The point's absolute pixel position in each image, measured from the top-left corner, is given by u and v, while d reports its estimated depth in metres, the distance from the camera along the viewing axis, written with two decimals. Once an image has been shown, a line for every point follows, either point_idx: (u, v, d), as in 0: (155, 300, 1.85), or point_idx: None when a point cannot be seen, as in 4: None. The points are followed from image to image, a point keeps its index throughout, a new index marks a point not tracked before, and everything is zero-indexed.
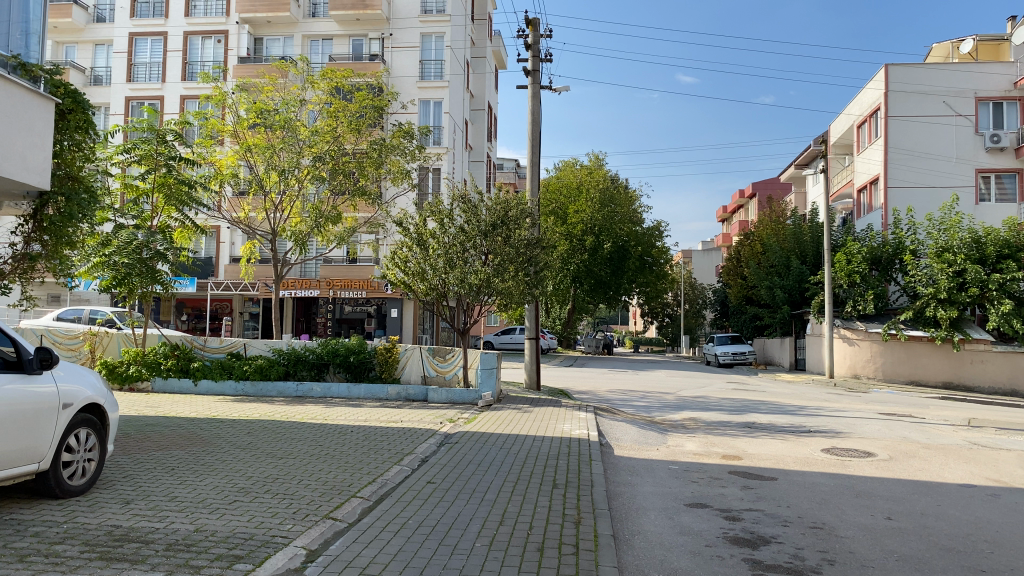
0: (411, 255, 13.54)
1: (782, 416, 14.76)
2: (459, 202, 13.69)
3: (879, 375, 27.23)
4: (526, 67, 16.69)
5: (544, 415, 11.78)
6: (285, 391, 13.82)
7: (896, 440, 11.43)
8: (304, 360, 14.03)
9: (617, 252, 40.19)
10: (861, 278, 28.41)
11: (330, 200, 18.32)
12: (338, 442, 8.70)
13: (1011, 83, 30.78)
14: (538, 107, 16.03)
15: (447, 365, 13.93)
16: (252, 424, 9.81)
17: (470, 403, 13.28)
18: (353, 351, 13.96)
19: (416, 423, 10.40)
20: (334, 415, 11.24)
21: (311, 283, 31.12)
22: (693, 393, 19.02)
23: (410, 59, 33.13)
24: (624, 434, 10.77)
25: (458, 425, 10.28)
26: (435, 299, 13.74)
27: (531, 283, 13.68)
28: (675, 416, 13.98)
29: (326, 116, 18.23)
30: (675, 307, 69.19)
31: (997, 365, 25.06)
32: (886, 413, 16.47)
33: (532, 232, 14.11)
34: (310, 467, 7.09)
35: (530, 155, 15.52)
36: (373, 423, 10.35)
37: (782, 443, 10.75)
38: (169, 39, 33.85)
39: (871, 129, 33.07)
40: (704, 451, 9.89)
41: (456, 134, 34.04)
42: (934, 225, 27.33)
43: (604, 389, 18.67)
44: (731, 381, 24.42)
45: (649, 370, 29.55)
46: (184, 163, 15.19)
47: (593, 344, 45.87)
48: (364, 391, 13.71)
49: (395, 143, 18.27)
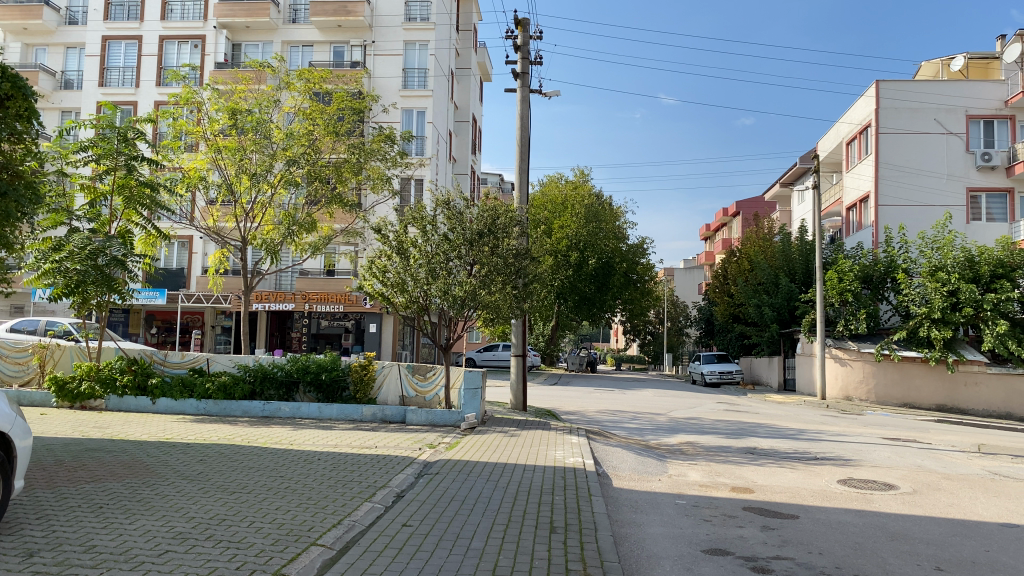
0: (390, 264, 12.55)
1: (784, 441, 13.86)
2: (443, 207, 12.78)
3: (872, 397, 26.47)
4: (515, 68, 15.86)
5: (533, 440, 10.80)
6: (251, 411, 12.79)
7: (913, 470, 10.55)
8: (272, 377, 13.03)
9: (602, 269, 39.42)
10: (853, 296, 27.74)
11: (306, 206, 17.33)
12: (301, 472, 7.67)
13: (1002, 101, 30.48)
14: (527, 111, 15.16)
15: (427, 384, 12.95)
16: (206, 450, 8.76)
17: (452, 426, 12.23)
18: (325, 368, 12.91)
19: (392, 449, 9.38)
20: (301, 439, 10.20)
21: (285, 296, 29.97)
22: (685, 414, 18.08)
23: (393, 67, 32.29)
24: (621, 461, 9.80)
25: (438, 451, 9.28)
26: (416, 312, 12.76)
27: (519, 297, 12.76)
28: (672, 441, 13.01)
29: (303, 119, 17.32)
30: (657, 325, 68.48)
31: (991, 388, 24.23)
32: (889, 438, 15.62)
33: (521, 242, 13.20)
34: (265, 505, 6.07)
35: (518, 161, 14.63)
36: (344, 449, 9.32)
37: (793, 473, 9.83)
38: (144, 43, 32.73)
39: (862, 145, 32.55)
40: (710, 481, 8.94)
41: (440, 144, 33.15)
42: (927, 244, 26.77)
43: (592, 410, 17.72)
44: (720, 401, 23.57)
45: (635, 390, 28.57)
46: (149, 164, 14.22)
47: (576, 361, 44.89)
48: (336, 411, 12.68)
49: (374, 148, 17.31)
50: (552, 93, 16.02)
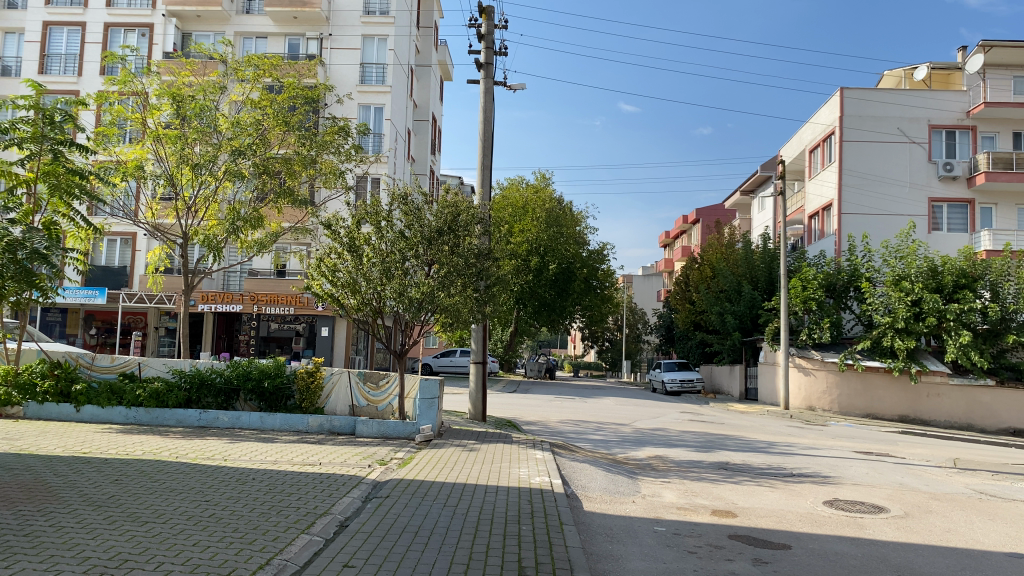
0: (340, 263, 11.54)
1: (755, 455, 13.19)
2: (399, 202, 11.83)
3: (835, 408, 26.11)
4: (478, 59, 15.02)
5: (494, 455, 9.89)
6: (185, 421, 11.81)
7: (898, 489, 9.88)
8: (210, 384, 11.97)
9: (562, 274, 38.75)
10: (817, 305, 27.31)
11: (252, 201, 16.29)
12: (230, 494, 6.69)
13: (963, 112, 30.63)
14: (490, 104, 14.32)
15: (380, 394, 12.03)
16: (125, 467, 7.69)
17: (405, 438, 11.35)
18: (268, 375, 11.93)
19: (338, 466, 8.41)
20: (237, 453, 9.18)
21: (233, 297, 28.73)
22: (650, 425, 17.36)
23: (350, 62, 31.27)
24: (590, 479, 8.96)
25: (389, 469, 8.33)
26: (369, 316, 11.79)
27: (480, 300, 11.91)
28: (640, 455, 12.24)
29: (253, 108, 16.32)
30: (616, 332, 68.06)
31: (953, 399, 24.19)
32: (861, 451, 15.08)
33: (482, 241, 12.35)
34: (180, 540, 5.11)
35: (481, 156, 13.79)
36: (284, 466, 8.31)
37: (773, 494, 9.08)
38: (88, 31, 31.10)
39: (825, 153, 32.35)
40: (688, 503, 8.13)
41: (398, 142, 32.20)
42: (890, 253, 26.52)
43: (555, 419, 16.91)
44: (684, 411, 22.97)
45: (597, 397, 27.87)
46: (79, 150, 13.10)
47: (535, 368, 44.19)
48: (279, 422, 11.72)
49: (326, 139, 16.31)
50: (517, 87, 15.18)
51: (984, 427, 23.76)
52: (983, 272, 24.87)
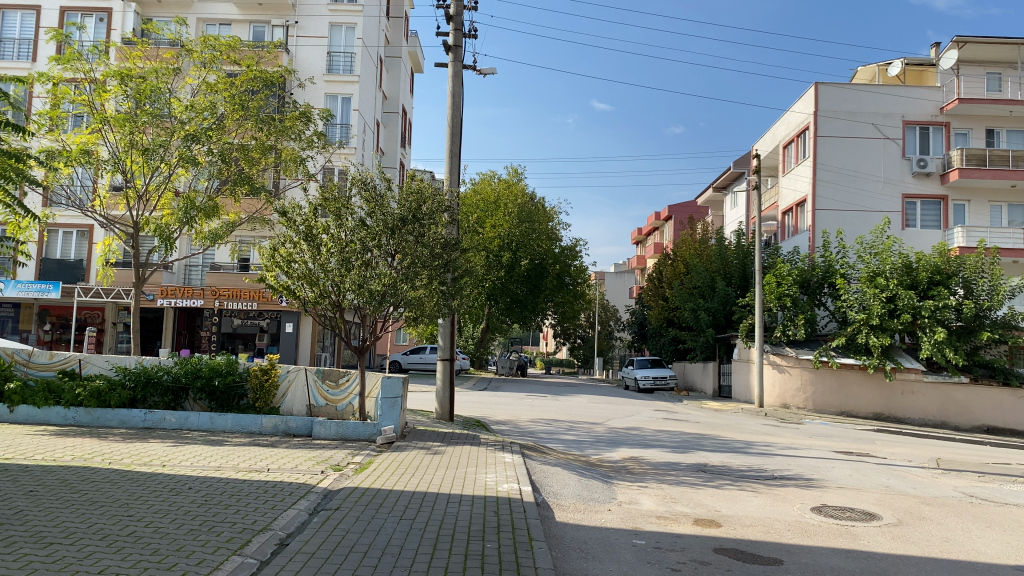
0: (296, 253, 10.72)
1: (734, 455, 12.64)
2: (361, 187, 11.08)
3: (809, 405, 25.62)
4: (446, 41, 14.31)
5: (459, 459, 9.21)
6: (129, 422, 11.01)
7: (886, 493, 9.35)
8: (157, 382, 11.20)
9: (534, 270, 38.10)
10: (791, 301, 26.85)
11: (210, 189, 15.48)
12: (159, 507, 5.95)
13: (937, 108, 30.51)
14: (459, 88, 13.63)
15: (339, 393, 11.35)
16: (45, 475, 6.90)
17: (365, 440, 10.61)
18: (218, 373, 11.18)
19: (288, 472, 7.67)
20: (177, 458, 8.39)
21: (194, 292, 27.84)
22: (624, 424, 16.79)
23: (317, 50, 30.38)
24: (562, 485, 8.32)
25: (343, 476, 7.62)
26: (329, 310, 11.02)
27: (447, 293, 11.21)
28: (614, 456, 11.63)
29: (209, 91, 15.45)
30: (588, 329, 67.67)
31: (928, 397, 23.95)
32: (840, 452, 14.63)
33: (449, 231, 11.66)
34: (85, 568, 4.36)
35: (449, 142, 13.10)
36: (228, 473, 7.54)
37: (757, 500, 8.49)
38: (43, 14, 29.76)
39: (799, 149, 32.03)
40: (668, 512, 7.52)
41: (366, 133, 31.38)
42: (864, 249, 26.22)
43: (525, 419, 16.27)
44: (658, 409, 22.46)
45: (569, 395, 27.21)
46: (16, 131, 12.18)
47: (506, 365, 43.58)
48: (230, 422, 10.96)
49: (286, 125, 15.49)
50: (488, 72, 14.49)
51: (958, 425, 23.59)
52: (957, 269, 24.67)
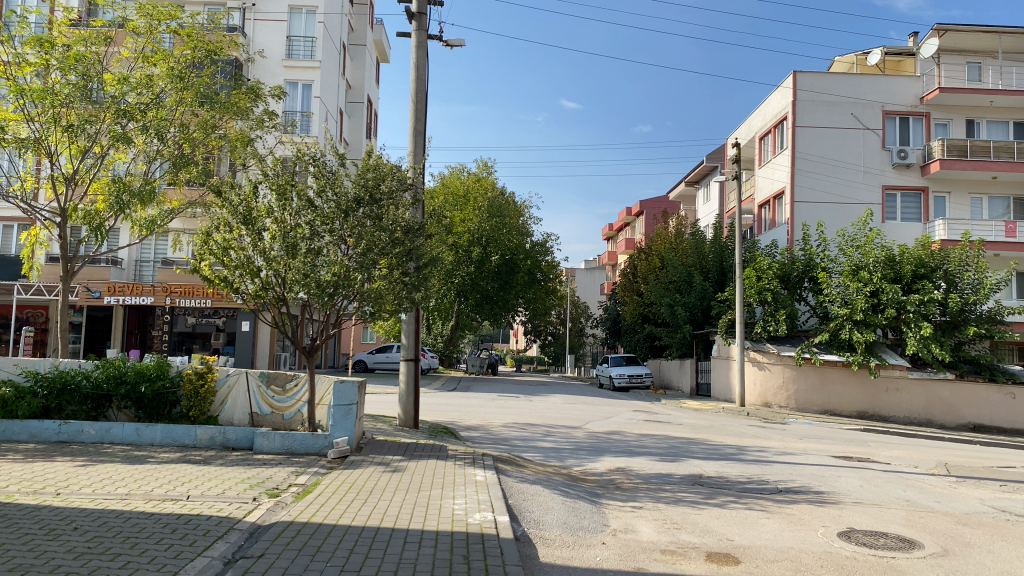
0: (235, 240, 9.31)
1: (729, 464, 11.40)
2: (309, 163, 9.70)
3: (792, 404, 24.44)
4: (409, 8, 12.93)
5: (424, 478, 7.88)
6: (41, 435, 9.52)
7: (912, 511, 8.16)
8: (74, 389, 9.71)
9: (505, 266, 36.64)
10: (772, 296, 25.70)
11: (147, 172, 13.99)
12: (18, 562, 4.49)
13: (916, 97, 29.59)
14: (424, 60, 12.22)
15: (286, 400, 10.02)
16: None
17: (316, 454, 9.24)
18: (145, 378, 9.74)
19: (210, 502, 6.23)
20: (77, 484, 6.88)
21: (143, 288, 26.12)
22: (604, 428, 15.54)
23: (275, 34, 28.71)
24: (544, 509, 7.03)
25: (279, 507, 6.23)
26: (271, 304, 9.60)
27: (410, 286, 9.84)
28: (598, 468, 10.32)
29: (145, 64, 13.90)
30: (559, 326, 66.57)
31: (913, 394, 23.04)
32: (838, 456, 13.51)
33: (412, 214, 10.30)
34: None
35: (412, 118, 11.69)
36: (134, 504, 6.10)
37: (772, 523, 7.25)
38: None
39: (776, 139, 31.04)
40: (673, 543, 6.26)
41: (327, 122, 29.83)
42: (846, 242, 25.18)
43: (498, 424, 14.92)
44: (637, 409, 21.30)
45: (543, 395, 25.96)
46: None
47: (476, 364, 42.21)
48: (159, 434, 9.52)
49: (232, 102, 14.10)
50: (456, 43, 13.07)
51: (944, 423, 22.74)
52: (941, 262, 23.72)
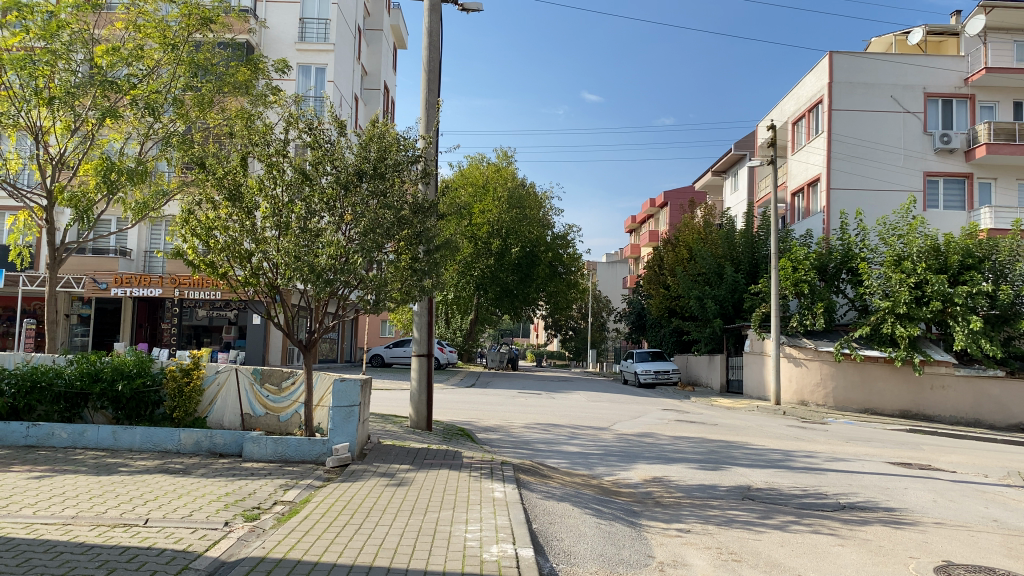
0: (222, 220, 8.23)
1: (779, 472, 10.16)
2: (303, 131, 8.61)
3: (830, 402, 23.07)
4: None
5: (431, 493, 6.76)
6: (8, 439, 8.47)
7: (1010, 537, 6.89)
8: (44, 388, 8.65)
9: (526, 258, 35.43)
10: (808, 288, 24.34)
11: (140, 150, 12.96)
12: None
13: (960, 79, 28.00)
14: (437, 26, 11.05)
15: (282, 400, 9.04)
16: None
17: (311, 462, 8.19)
18: (123, 375, 8.68)
19: (168, 530, 5.09)
20: (19, 502, 5.75)
21: (151, 280, 25.25)
22: (634, 429, 14.32)
23: (287, 16, 27.76)
24: (576, 535, 5.87)
25: (253, 536, 5.07)
26: (262, 292, 8.49)
27: (419, 272, 8.68)
28: (632, 478, 9.13)
29: (134, 35, 12.84)
30: (579, 320, 65.38)
31: (960, 392, 21.59)
32: (895, 463, 12.18)
33: (422, 191, 9.17)
34: None
35: (424, 88, 10.57)
36: (73, 532, 4.95)
37: (848, 553, 6.04)
38: None
39: (811, 124, 29.60)
40: None
41: (342, 107, 28.77)
42: (887, 231, 23.71)
43: (518, 425, 13.73)
44: (667, 408, 20.02)
45: (565, 392, 24.73)
46: None
47: (496, 358, 41.07)
48: (139, 439, 8.44)
49: (232, 76, 13.08)
50: (471, 7, 11.84)
51: (993, 423, 21.28)
52: (989, 252, 22.27)
